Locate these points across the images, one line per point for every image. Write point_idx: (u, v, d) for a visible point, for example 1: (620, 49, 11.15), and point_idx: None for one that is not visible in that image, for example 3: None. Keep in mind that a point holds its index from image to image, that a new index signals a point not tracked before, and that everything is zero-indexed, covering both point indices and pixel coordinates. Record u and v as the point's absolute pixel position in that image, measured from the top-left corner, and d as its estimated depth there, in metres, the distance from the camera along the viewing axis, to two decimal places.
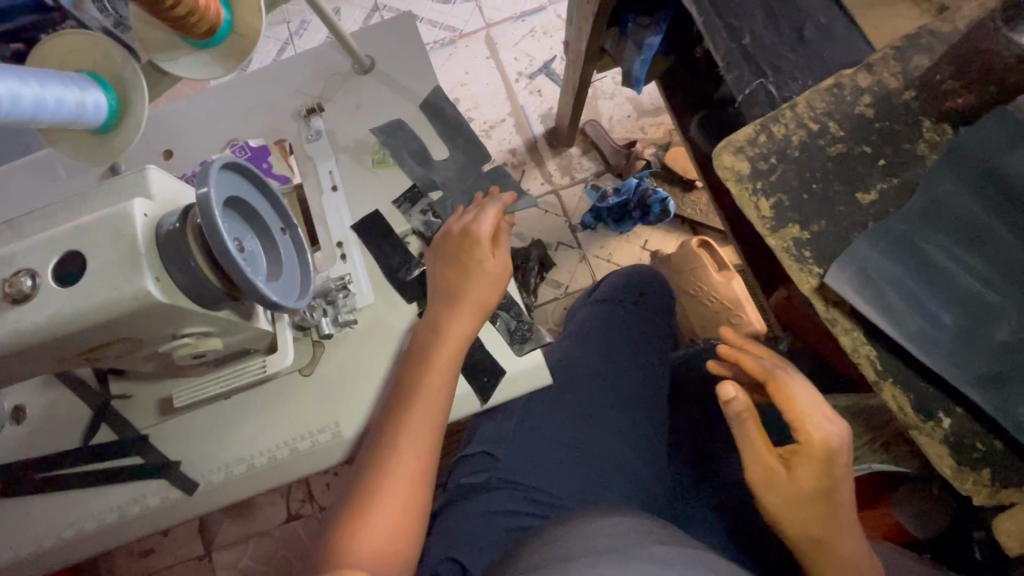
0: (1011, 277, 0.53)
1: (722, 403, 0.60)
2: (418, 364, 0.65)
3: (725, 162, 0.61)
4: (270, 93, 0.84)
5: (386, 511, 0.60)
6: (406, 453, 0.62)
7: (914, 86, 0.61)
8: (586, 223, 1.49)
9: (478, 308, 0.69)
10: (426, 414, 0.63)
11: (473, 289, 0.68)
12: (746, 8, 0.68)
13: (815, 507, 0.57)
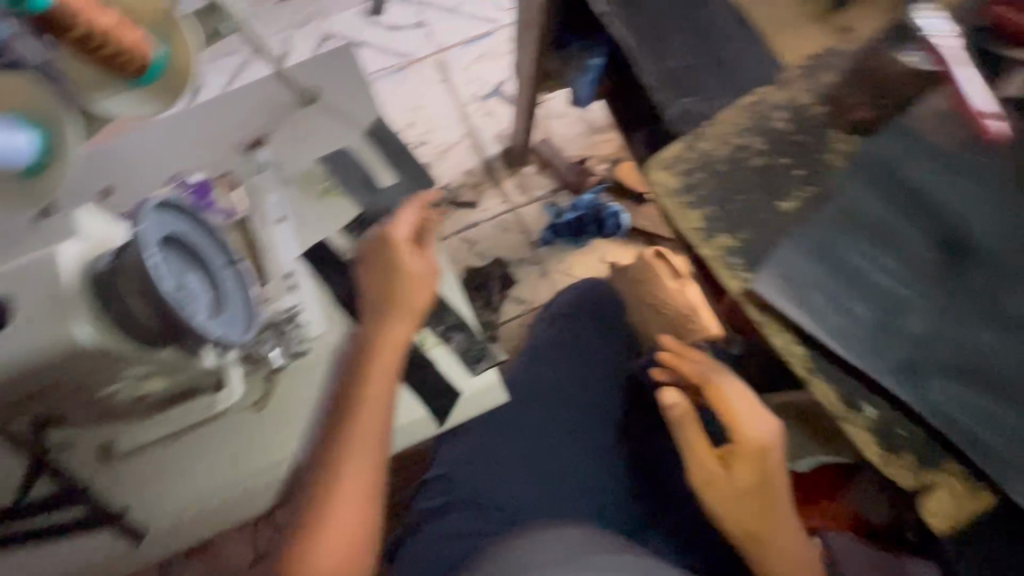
0: (918, 274, 0.58)
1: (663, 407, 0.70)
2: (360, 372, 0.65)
3: (656, 177, 0.65)
4: (212, 126, 0.83)
5: (339, 524, 0.60)
6: (352, 466, 0.62)
7: (824, 100, 0.66)
8: (545, 238, 1.52)
9: (411, 311, 0.68)
10: (367, 422, 0.63)
11: (405, 292, 0.68)
12: (669, 34, 0.73)
13: (751, 501, 0.64)
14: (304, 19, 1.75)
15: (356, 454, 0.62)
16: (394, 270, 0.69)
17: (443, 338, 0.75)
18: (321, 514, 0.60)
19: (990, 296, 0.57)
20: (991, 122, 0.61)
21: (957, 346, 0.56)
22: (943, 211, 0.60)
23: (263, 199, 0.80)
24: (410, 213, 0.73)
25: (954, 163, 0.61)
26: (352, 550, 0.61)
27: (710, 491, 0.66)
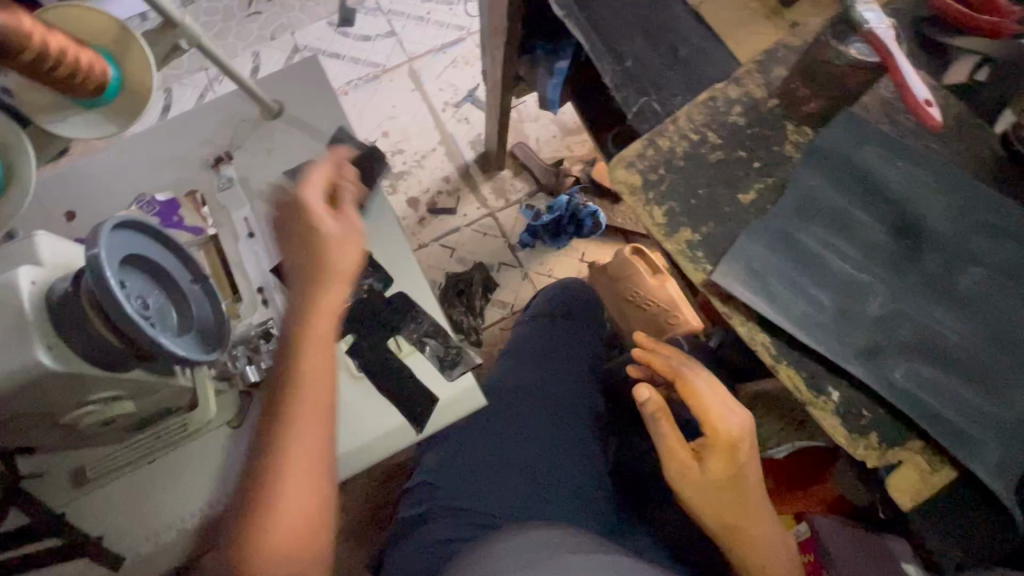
0: (874, 257, 0.60)
1: (637, 403, 0.70)
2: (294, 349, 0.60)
3: (619, 176, 0.66)
4: (177, 145, 0.82)
5: (287, 514, 0.55)
6: (294, 452, 0.57)
7: (777, 94, 0.68)
8: (524, 242, 1.52)
9: (338, 277, 0.62)
10: (307, 403, 0.58)
11: (330, 257, 0.61)
12: (628, 35, 0.74)
13: (723, 492, 0.65)
14: (273, 33, 1.74)
15: (301, 431, 0.57)
16: (313, 235, 0.62)
17: (418, 345, 0.75)
18: (268, 497, 0.55)
19: (942, 275, 0.59)
20: (934, 109, 0.59)
21: (914, 326, 0.58)
22: (893, 195, 0.61)
23: (231, 215, 0.79)
24: (323, 170, 0.65)
25: (902, 149, 0.63)
26: (308, 540, 0.56)
27: (684, 484, 0.66)
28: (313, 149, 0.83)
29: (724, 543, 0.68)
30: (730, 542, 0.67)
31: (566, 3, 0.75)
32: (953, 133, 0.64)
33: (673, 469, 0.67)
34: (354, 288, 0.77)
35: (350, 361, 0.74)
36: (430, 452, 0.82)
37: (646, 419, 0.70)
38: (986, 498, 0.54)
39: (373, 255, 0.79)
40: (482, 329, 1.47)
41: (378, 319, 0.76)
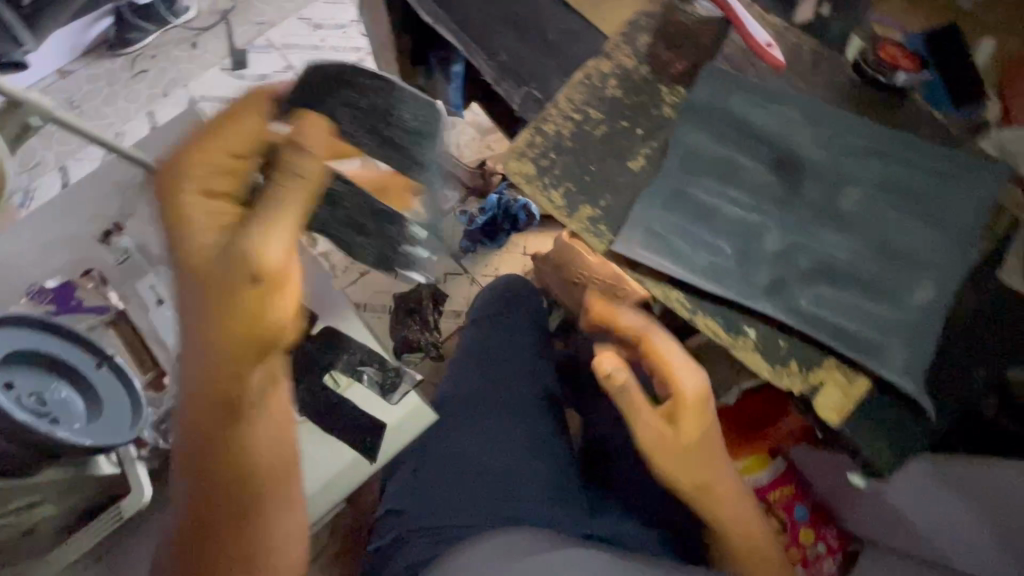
0: (761, 197, 0.63)
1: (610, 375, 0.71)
2: (224, 417, 0.50)
3: (514, 168, 0.66)
4: (64, 226, 0.78)
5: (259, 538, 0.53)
6: (251, 482, 0.52)
7: (647, 60, 0.70)
8: (464, 247, 1.52)
9: (251, 329, 0.48)
10: (256, 433, 0.51)
11: (240, 273, 0.47)
12: (497, 30, 0.75)
13: (698, 451, 0.66)
14: (165, 89, 1.68)
15: (247, 466, 0.51)
16: (217, 271, 0.47)
17: (355, 376, 0.74)
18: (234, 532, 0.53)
19: (825, 201, 0.62)
20: (775, 52, 0.66)
21: (810, 253, 0.61)
22: (768, 135, 0.64)
23: (136, 287, 0.77)
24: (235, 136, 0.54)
25: (767, 92, 0.66)
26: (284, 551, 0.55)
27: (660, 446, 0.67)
28: None
29: (698, 503, 0.69)
30: (702, 502, 0.69)
31: (433, 9, 0.77)
32: (811, 67, 0.68)
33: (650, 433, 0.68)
34: None
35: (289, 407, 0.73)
36: (395, 478, 0.81)
37: (615, 391, 0.70)
38: (897, 396, 0.58)
39: None
40: (441, 343, 1.46)
41: (311, 358, 0.74)
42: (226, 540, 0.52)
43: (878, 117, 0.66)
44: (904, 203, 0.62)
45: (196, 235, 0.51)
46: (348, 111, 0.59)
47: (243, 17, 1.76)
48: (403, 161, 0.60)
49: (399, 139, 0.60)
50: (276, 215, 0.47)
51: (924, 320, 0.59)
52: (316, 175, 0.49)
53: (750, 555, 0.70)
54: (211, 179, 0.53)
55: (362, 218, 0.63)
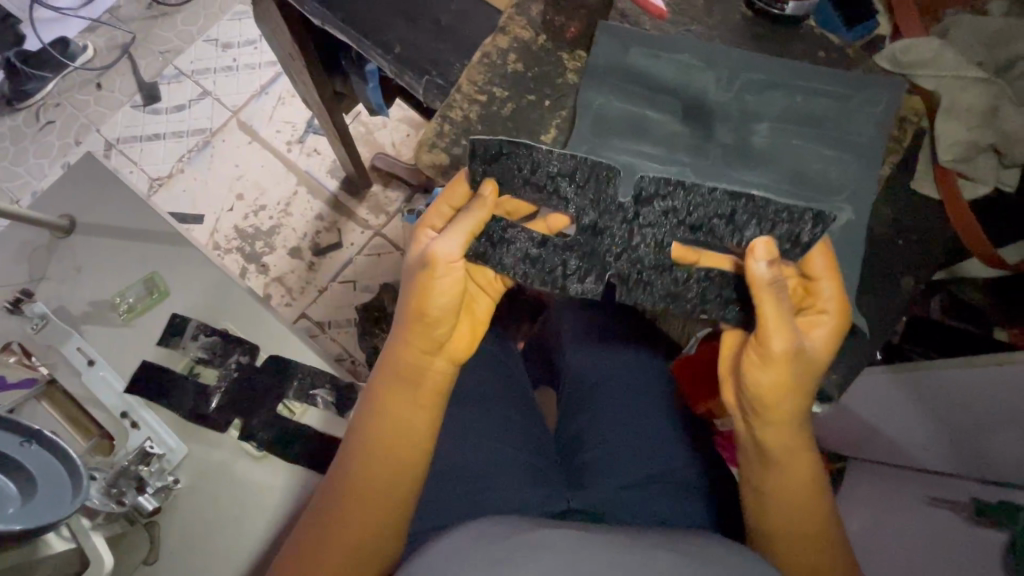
0: (678, 148, 0.63)
1: (750, 256, 0.51)
2: (389, 385, 0.57)
3: (426, 161, 0.66)
4: None
5: (340, 535, 0.54)
6: (374, 474, 0.55)
7: (543, 30, 0.68)
8: None
9: (418, 320, 0.55)
10: (403, 424, 0.56)
11: (420, 285, 0.55)
12: (388, 21, 0.73)
13: (815, 376, 0.53)
14: (77, 137, 1.60)
15: (381, 452, 0.56)
16: (412, 271, 0.56)
17: (309, 401, 0.73)
18: (333, 513, 0.55)
19: (736, 140, 0.63)
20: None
21: None
22: (670, 85, 0.64)
23: (61, 350, 0.73)
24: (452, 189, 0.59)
25: (664, 42, 0.65)
26: (355, 562, 0.54)
27: (777, 361, 0.51)
28: (124, 250, 0.78)
29: (784, 454, 0.55)
30: (791, 451, 0.55)
31: (320, 10, 0.74)
32: (705, 10, 0.68)
33: (772, 340, 0.51)
34: (221, 370, 0.74)
35: (246, 443, 0.71)
36: None
37: (775, 290, 0.51)
38: None
39: (227, 329, 0.75)
40: None
41: (256, 390, 0.73)
42: (330, 520, 0.54)
43: (775, 52, 0.67)
44: (811, 130, 0.63)
45: (416, 247, 0.58)
46: (531, 176, 0.56)
47: (145, 48, 1.67)
48: (612, 221, 0.57)
49: (641, 217, 0.56)
50: (462, 232, 0.54)
51: (848, 238, 0.60)
52: (480, 209, 0.55)
53: (828, 550, 0.54)
54: (432, 217, 0.59)
55: (613, 263, 0.57)
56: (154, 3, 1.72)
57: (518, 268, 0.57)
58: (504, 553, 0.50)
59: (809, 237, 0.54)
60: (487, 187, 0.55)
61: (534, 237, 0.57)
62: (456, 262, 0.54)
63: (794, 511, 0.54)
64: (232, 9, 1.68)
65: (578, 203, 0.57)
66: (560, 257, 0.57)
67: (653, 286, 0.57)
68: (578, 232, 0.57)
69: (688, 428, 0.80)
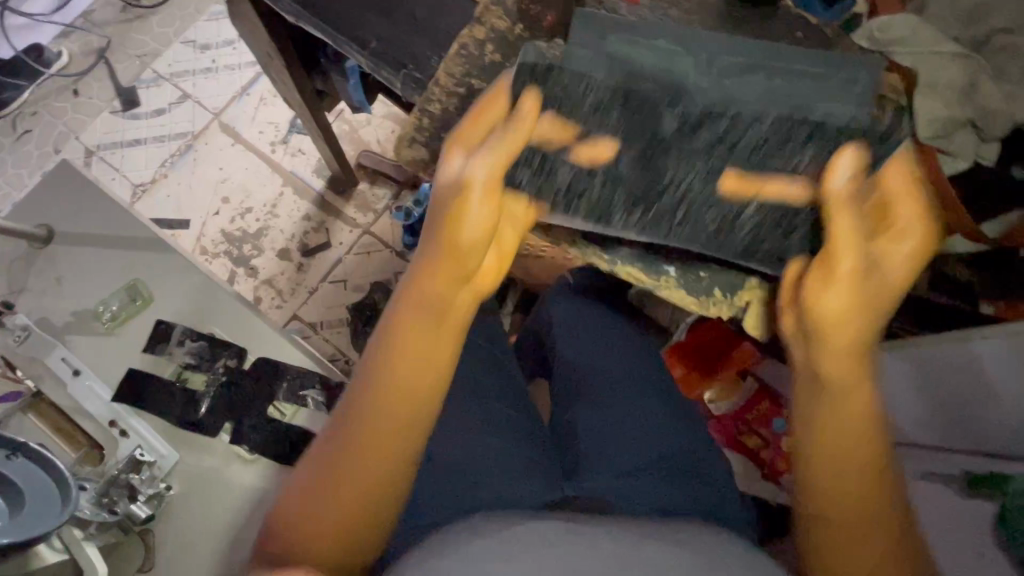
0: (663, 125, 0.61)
1: (830, 176, 0.55)
2: (408, 319, 0.52)
3: (405, 156, 0.67)
4: None
5: (345, 488, 0.49)
6: (388, 421, 0.50)
7: (520, 20, 0.68)
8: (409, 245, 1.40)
9: (450, 251, 0.52)
10: (420, 367, 0.51)
11: (454, 205, 0.52)
12: (363, 16, 0.72)
13: (886, 299, 0.52)
14: (56, 145, 1.58)
15: (394, 396, 0.50)
16: (442, 197, 0.53)
17: (300, 402, 0.73)
18: (342, 461, 0.50)
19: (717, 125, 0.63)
20: None
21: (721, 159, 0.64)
22: (650, 70, 0.64)
23: (45, 362, 0.73)
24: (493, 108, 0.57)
25: (642, 28, 0.65)
26: (359, 520, 0.49)
27: (844, 283, 0.51)
28: (105, 259, 0.77)
29: (840, 380, 0.50)
30: (849, 377, 0.50)
31: (294, 7, 0.73)
32: None
33: (841, 261, 0.51)
34: (210, 375, 0.74)
35: (238, 446, 0.70)
36: None
37: (844, 204, 0.53)
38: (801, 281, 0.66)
39: (214, 333, 0.75)
40: None
41: (246, 393, 0.72)
42: (337, 470, 0.49)
43: (753, 34, 0.67)
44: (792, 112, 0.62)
45: (446, 168, 0.55)
46: (580, 100, 0.59)
47: (121, 52, 1.64)
48: (659, 151, 0.61)
49: (680, 146, 0.61)
50: (500, 154, 0.52)
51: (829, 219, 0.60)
52: (523, 129, 0.54)
53: (875, 495, 0.49)
54: (464, 134, 0.56)
55: (656, 195, 0.64)
56: (129, 5, 1.68)
57: (556, 197, 0.64)
58: (497, 546, 0.50)
59: (878, 154, 0.57)
60: (529, 105, 0.55)
61: (579, 168, 0.62)
62: (492, 182, 0.52)
63: (843, 444, 0.50)
64: (209, 9, 1.65)
65: (620, 131, 0.61)
66: (608, 188, 0.64)
67: (699, 220, 0.65)
68: (626, 163, 0.62)
69: (681, 414, 0.80)
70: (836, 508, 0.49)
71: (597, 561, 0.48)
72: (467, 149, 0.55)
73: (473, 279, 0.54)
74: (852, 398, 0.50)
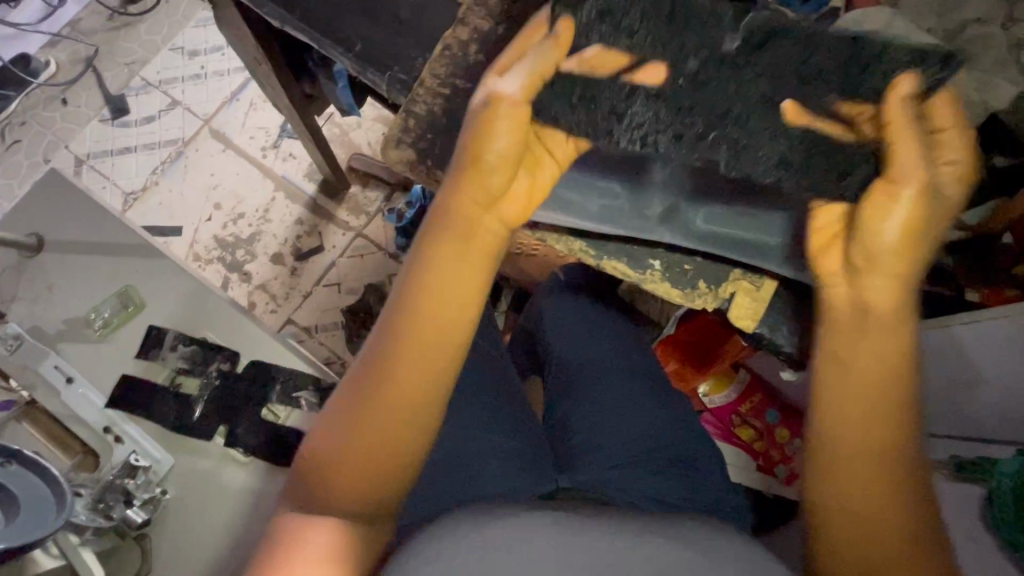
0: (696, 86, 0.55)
1: (892, 92, 0.51)
2: (429, 255, 0.51)
3: (393, 157, 0.67)
4: None
5: (362, 429, 0.48)
6: (405, 361, 0.49)
7: (502, 20, 0.69)
8: (401, 246, 1.40)
9: (477, 170, 0.52)
10: (439, 304, 0.50)
11: (482, 127, 0.52)
12: (347, 19, 0.73)
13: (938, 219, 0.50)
14: (46, 155, 1.58)
15: (412, 335, 0.49)
16: (471, 119, 0.53)
17: (293, 404, 0.73)
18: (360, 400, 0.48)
19: None
20: None
21: None
22: None
23: (38, 370, 0.73)
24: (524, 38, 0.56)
25: None
26: (373, 463, 0.47)
27: (909, 200, 0.48)
28: (96, 266, 0.77)
29: (879, 304, 0.48)
30: (888, 301, 0.48)
31: (278, 12, 0.74)
32: None
33: (906, 182, 0.49)
34: (203, 379, 0.74)
35: (232, 449, 0.71)
36: None
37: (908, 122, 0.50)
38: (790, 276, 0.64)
39: (206, 337, 0.75)
40: None
41: (240, 396, 0.72)
42: (356, 408, 0.48)
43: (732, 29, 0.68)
44: None
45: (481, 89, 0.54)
46: (618, 30, 0.56)
47: (109, 60, 1.64)
48: (711, 78, 0.55)
49: (738, 69, 0.55)
50: (535, 75, 0.53)
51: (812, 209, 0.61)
52: (562, 49, 0.54)
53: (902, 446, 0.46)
54: (502, 61, 0.56)
55: (705, 120, 0.54)
56: (116, 13, 1.68)
57: (596, 125, 0.56)
58: (491, 539, 0.51)
59: (928, 81, 0.51)
60: (564, 26, 0.54)
61: (626, 92, 0.55)
62: (522, 104, 0.52)
63: (869, 386, 0.47)
64: (196, 15, 1.65)
65: (675, 53, 0.55)
66: (646, 110, 0.55)
67: (759, 151, 0.54)
68: (674, 86, 0.55)
69: (673, 407, 0.80)
70: (858, 454, 0.46)
71: (585, 552, 0.48)
72: (505, 70, 0.54)
73: (497, 205, 0.53)
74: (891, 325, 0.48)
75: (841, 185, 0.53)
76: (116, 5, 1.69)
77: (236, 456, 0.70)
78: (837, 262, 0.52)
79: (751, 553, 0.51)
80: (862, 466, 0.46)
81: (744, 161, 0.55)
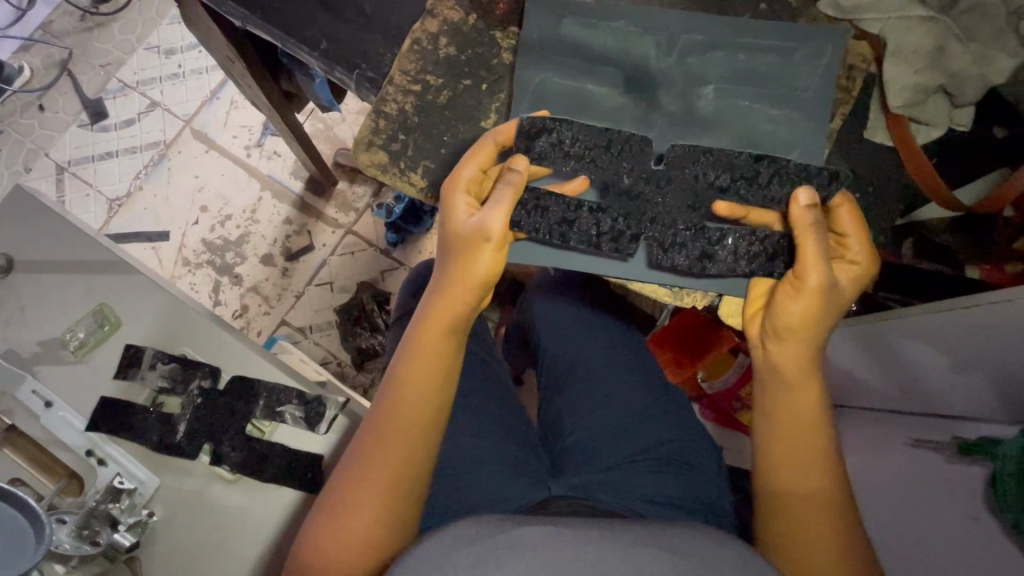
0: (623, 195, 0.61)
1: (794, 202, 0.56)
2: (417, 346, 0.59)
3: (366, 161, 0.64)
4: None
5: (364, 510, 0.53)
6: (396, 445, 0.56)
7: (473, 9, 0.65)
8: (393, 241, 1.39)
9: (457, 279, 0.58)
10: (424, 392, 0.57)
11: (465, 240, 0.58)
12: (311, 14, 0.69)
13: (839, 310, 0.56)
14: (26, 163, 1.54)
15: (402, 422, 0.56)
16: (453, 233, 0.58)
17: (277, 418, 0.70)
18: (357, 481, 0.55)
19: (682, 107, 0.62)
20: None
21: (682, 201, 0.61)
22: (610, 54, 0.62)
23: (16, 395, 0.71)
24: (484, 152, 0.58)
25: (599, 9, 0.62)
26: (378, 538, 0.53)
27: (808, 293, 0.55)
28: (69, 284, 0.75)
29: (799, 377, 0.56)
30: (804, 374, 0.56)
31: (239, 10, 0.70)
32: None
33: (813, 279, 0.55)
34: (185, 397, 0.72)
35: (219, 467, 0.69)
36: None
37: (820, 229, 0.55)
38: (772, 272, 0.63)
39: (186, 354, 0.73)
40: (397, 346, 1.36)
41: (224, 413, 0.71)
42: (355, 490, 0.54)
43: (714, 9, 0.65)
44: (757, 90, 0.62)
45: (451, 211, 0.58)
46: (568, 149, 0.60)
47: (84, 63, 1.60)
48: (647, 183, 0.60)
49: (671, 180, 0.60)
50: (504, 204, 0.57)
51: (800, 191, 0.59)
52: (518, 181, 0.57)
53: (831, 474, 0.55)
54: (462, 178, 0.58)
55: (638, 225, 0.61)
56: (87, 13, 1.63)
57: (552, 234, 0.61)
58: (486, 554, 0.48)
59: (825, 191, 0.58)
60: (521, 164, 0.57)
61: (568, 202, 0.60)
62: (489, 225, 0.56)
63: (796, 432, 0.55)
64: (170, 13, 1.60)
65: (614, 163, 0.60)
66: (594, 219, 0.60)
67: (682, 248, 0.61)
68: (609, 196, 0.61)
69: (670, 402, 0.79)
70: (799, 503, 0.54)
71: (584, 564, 0.46)
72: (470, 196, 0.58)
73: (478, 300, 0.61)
74: (806, 394, 0.56)
75: (771, 265, 0.60)
76: (88, 5, 1.63)
77: (223, 472, 0.69)
78: (756, 332, 0.60)
79: (742, 551, 0.51)
80: (803, 512, 0.53)
81: (677, 257, 0.61)
